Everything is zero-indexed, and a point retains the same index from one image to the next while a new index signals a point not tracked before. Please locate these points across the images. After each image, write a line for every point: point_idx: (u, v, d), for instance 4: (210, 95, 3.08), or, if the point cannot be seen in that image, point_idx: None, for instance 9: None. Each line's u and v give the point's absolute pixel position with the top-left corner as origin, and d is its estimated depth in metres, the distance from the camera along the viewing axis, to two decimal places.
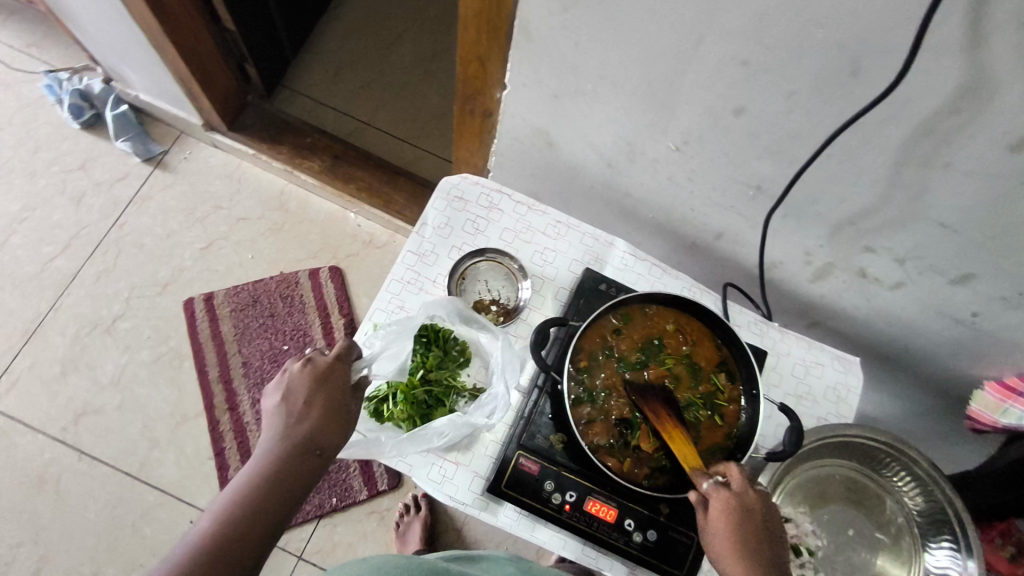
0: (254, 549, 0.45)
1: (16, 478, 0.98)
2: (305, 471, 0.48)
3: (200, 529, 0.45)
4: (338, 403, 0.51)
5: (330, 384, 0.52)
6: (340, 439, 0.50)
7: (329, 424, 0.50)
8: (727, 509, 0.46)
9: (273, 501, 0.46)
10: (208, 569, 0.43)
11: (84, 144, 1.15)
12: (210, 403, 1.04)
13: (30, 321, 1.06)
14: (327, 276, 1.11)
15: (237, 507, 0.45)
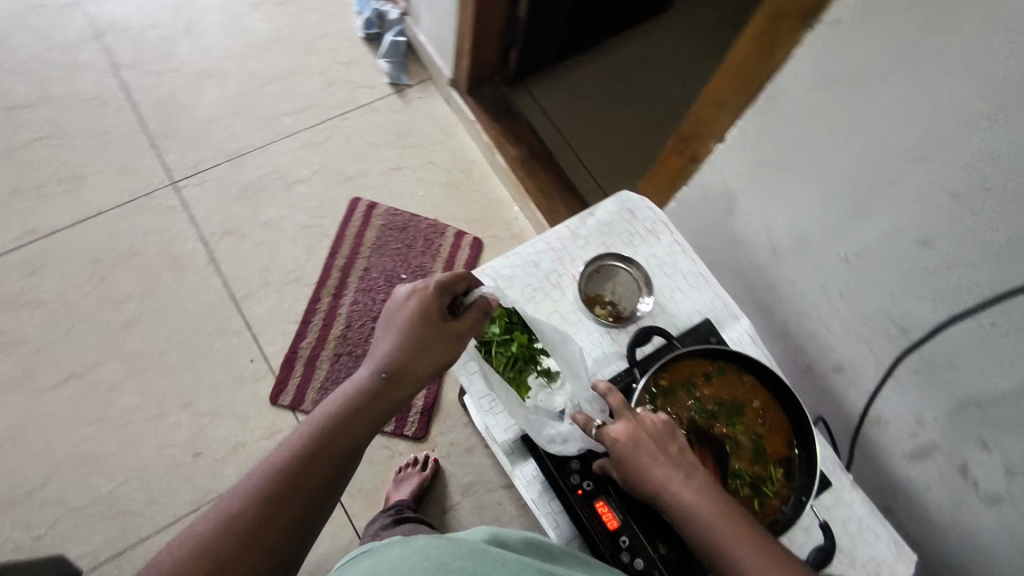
0: (339, 458, 0.51)
1: (162, 251, 1.15)
2: (390, 390, 0.55)
3: (297, 435, 0.51)
4: (428, 332, 0.56)
5: (422, 312, 0.57)
6: (429, 371, 0.56)
7: (416, 349, 0.56)
8: (637, 445, 0.49)
9: (362, 420, 0.53)
10: (298, 475, 0.49)
11: (357, 48, 1.35)
12: (322, 283, 1.16)
13: (241, 147, 1.25)
14: (468, 242, 1.20)
15: (330, 421, 0.52)
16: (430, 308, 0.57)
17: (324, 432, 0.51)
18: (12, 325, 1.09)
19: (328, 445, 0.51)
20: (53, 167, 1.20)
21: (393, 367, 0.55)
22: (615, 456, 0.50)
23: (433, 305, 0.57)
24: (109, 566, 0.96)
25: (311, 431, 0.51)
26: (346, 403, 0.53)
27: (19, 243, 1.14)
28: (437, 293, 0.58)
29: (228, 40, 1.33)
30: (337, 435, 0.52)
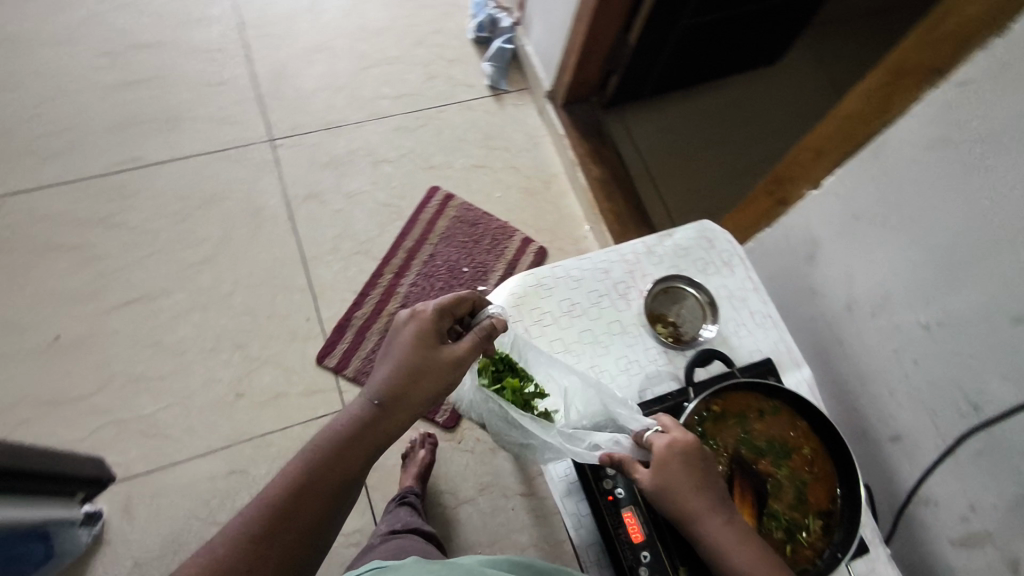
0: (345, 477, 0.53)
1: (245, 202, 1.18)
2: (386, 414, 0.56)
3: (302, 456, 0.53)
4: (423, 355, 0.57)
5: (418, 336, 0.58)
6: (433, 391, 0.57)
7: (413, 371, 0.57)
8: (688, 460, 0.50)
9: (367, 441, 0.55)
10: (303, 496, 0.51)
11: (465, 48, 1.39)
12: (387, 259, 1.19)
13: (336, 118, 1.28)
14: (533, 251, 1.21)
15: (334, 442, 0.53)
16: (425, 331, 0.58)
17: (327, 452, 0.53)
18: (93, 240, 1.12)
19: (324, 469, 0.52)
20: (159, 104, 1.23)
21: (388, 390, 0.56)
22: (672, 463, 0.50)
23: (428, 329, 0.58)
24: (135, 483, 0.99)
25: (314, 453, 0.53)
26: (343, 429, 0.54)
27: (113, 167, 1.17)
28: (433, 319, 0.59)
29: (346, 18, 1.37)
30: (332, 461, 0.53)
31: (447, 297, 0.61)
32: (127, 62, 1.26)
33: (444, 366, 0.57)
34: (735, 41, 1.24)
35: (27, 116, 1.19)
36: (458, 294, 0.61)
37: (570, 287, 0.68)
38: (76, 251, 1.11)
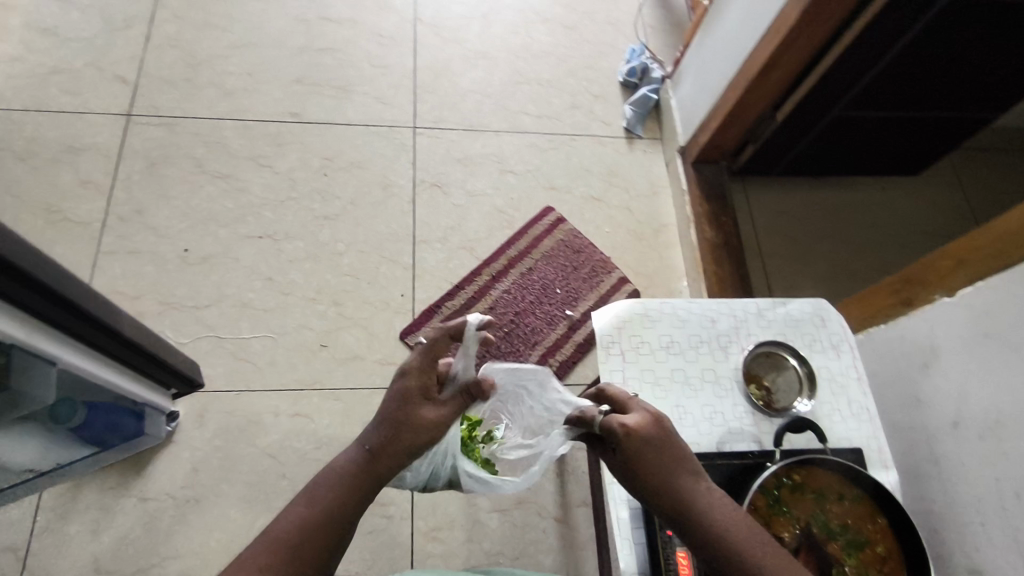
0: (343, 524, 0.54)
1: (377, 175, 1.27)
2: (374, 465, 0.57)
3: (301, 504, 0.54)
4: (410, 410, 0.59)
5: (402, 394, 0.59)
6: (423, 442, 0.59)
7: (399, 427, 0.58)
8: (647, 442, 0.51)
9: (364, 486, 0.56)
10: (305, 543, 0.51)
11: (612, 88, 1.45)
12: (488, 261, 1.23)
13: (478, 123, 1.36)
14: (627, 292, 1.23)
15: (331, 490, 0.55)
16: (409, 390, 0.60)
17: (327, 500, 0.54)
18: (242, 174, 1.23)
19: (327, 519, 0.53)
20: (330, 73, 1.35)
21: (376, 443, 0.58)
22: (633, 443, 0.51)
23: (411, 387, 0.60)
24: (214, 397, 1.07)
25: (314, 505, 0.54)
26: (332, 482, 0.55)
27: (277, 118, 1.29)
28: (416, 376, 0.60)
29: (511, 37, 1.47)
30: (326, 511, 0.53)
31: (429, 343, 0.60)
32: (314, 31, 1.39)
33: (425, 425, 0.59)
34: (883, 145, 1.23)
35: (220, 55, 1.34)
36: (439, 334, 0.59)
37: (675, 325, 0.70)
38: (226, 181, 1.22)
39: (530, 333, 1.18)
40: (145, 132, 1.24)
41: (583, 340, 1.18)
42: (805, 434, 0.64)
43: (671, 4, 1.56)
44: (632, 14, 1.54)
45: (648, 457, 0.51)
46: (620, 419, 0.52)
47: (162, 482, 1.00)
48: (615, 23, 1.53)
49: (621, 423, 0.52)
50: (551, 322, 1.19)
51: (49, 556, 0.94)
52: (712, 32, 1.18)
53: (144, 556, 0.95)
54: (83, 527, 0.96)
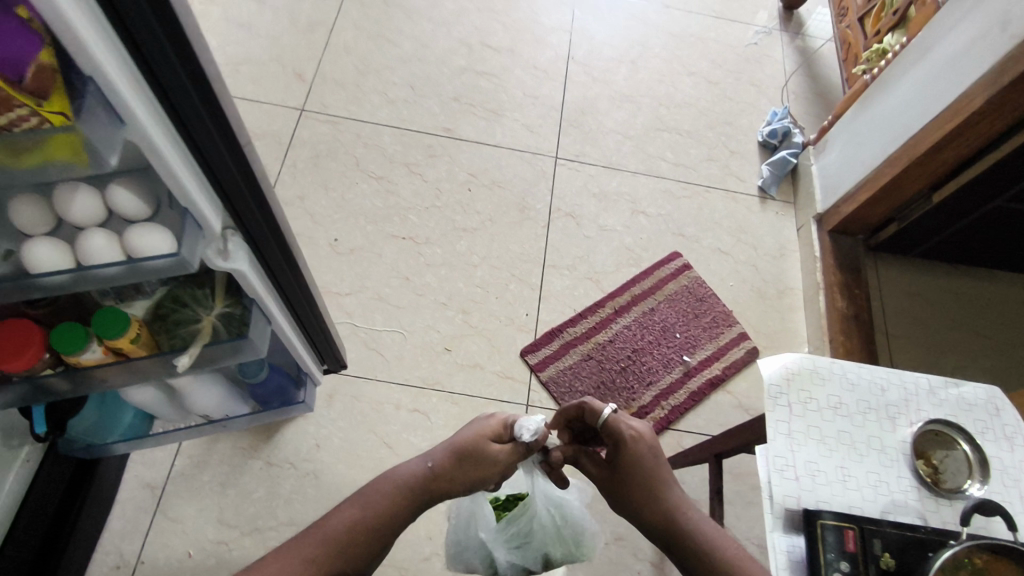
0: (387, 527, 0.66)
1: (516, 196, 1.33)
2: (428, 486, 0.68)
3: (356, 509, 0.66)
4: (483, 445, 0.70)
5: (478, 430, 0.71)
6: (469, 478, 0.69)
7: (465, 459, 0.69)
8: (639, 448, 0.70)
9: (411, 501, 0.68)
10: (359, 534, 0.64)
11: (750, 146, 1.47)
12: (612, 295, 1.25)
13: (617, 162, 1.40)
14: (746, 347, 1.23)
15: (384, 497, 0.67)
16: (484, 428, 0.72)
17: (382, 505, 0.67)
18: (395, 178, 1.31)
19: (373, 521, 0.65)
20: (485, 97, 1.43)
21: (439, 464, 0.69)
22: (634, 447, 0.69)
23: (488, 429, 0.72)
24: (344, 380, 1.12)
25: (367, 510, 0.66)
26: (387, 488, 0.68)
27: (432, 131, 1.37)
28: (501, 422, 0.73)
29: (657, 85, 1.52)
30: (374, 517, 0.66)
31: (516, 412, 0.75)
32: (474, 55, 1.48)
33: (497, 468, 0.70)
34: None
35: (388, 66, 1.44)
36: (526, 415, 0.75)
37: (844, 387, 0.70)
38: (379, 182, 1.30)
39: (645, 372, 1.19)
40: (315, 126, 1.35)
41: (698, 388, 1.18)
42: (976, 520, 0.63)
43: (817, 74, 1.58)
44: (777, 79, 1.57)
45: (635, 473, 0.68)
46: (626, 427, 0.70)
47: (288, 451, 1.06)
48: (759, 84, 1.55)
49: (625, 432, 0.70)
50: (667, 365, 1.20)
51: (181, 499, 1.01)
52: (873, 108, 1.19)
53: (263, 518, 1.01)
54: (213, 479, 1.03)
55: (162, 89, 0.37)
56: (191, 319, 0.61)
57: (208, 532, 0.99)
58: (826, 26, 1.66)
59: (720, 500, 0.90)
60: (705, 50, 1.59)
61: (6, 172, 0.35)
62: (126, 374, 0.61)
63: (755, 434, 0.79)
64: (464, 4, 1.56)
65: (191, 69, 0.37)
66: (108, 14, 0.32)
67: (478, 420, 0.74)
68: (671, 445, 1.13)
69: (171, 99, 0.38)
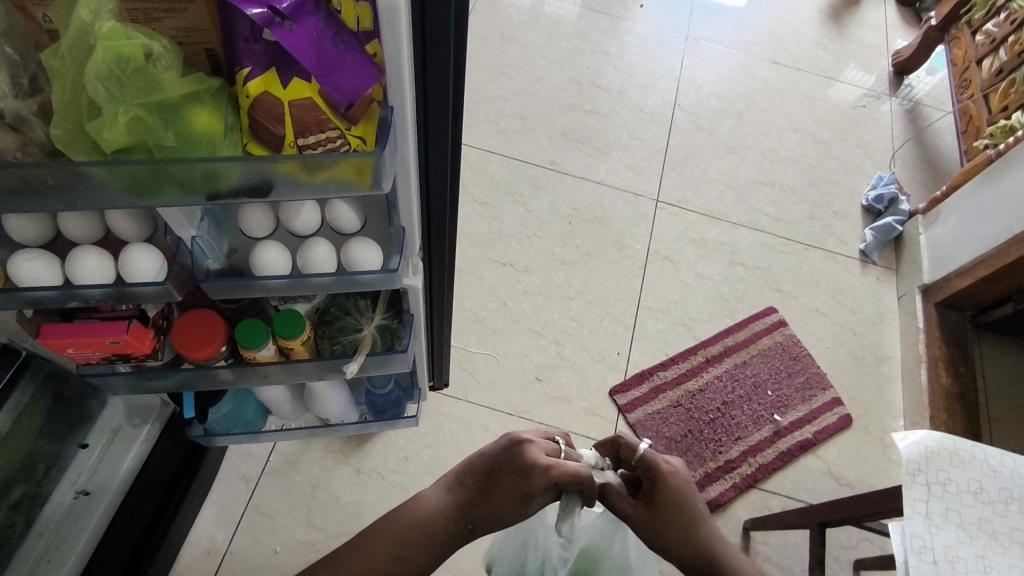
0: (418, 564, 0.72)
1: (616, 234, 1.34)
2: (462, 534, 0.73)
3: (392, 540, 0.72)
4: (512, 496, 0.70)
5: (508, 471, 0.71)
6: (487, 525, 0.73)
7: (499, 515, 0.71)
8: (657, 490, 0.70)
9: (437, 538, 0.72)
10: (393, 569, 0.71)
11: (853, 210, 1.45)
12: (705, 343, 1.24)
13: (717, 210, 1.40)
14: (840, 414, 1.19)
15: (413, 532, 0.72)
16: (526, 491, 0.69)
17: (412, 541, 0.72)
18: (499, 206, 1.34)
19: (405, 558, 0.71)
20: (591, 134, 1.46)
21: (464, 504, 0.74)
22: (658, 487, 0.70)
23: (533, 494, 0.69)
24: (437, 398, 1.13)
25: (400, 544, 0.71)
26: (416, 525, 0.73)
27: (538, 163, 1.40)
28: (545, 486, 0.68)
29: (762, 139, 1.52)
30: (403, 550, 0.71)
31: (571, 470, 0.69)
32: (585, 94, 1.52)
33: (520, 516, 0.71)
34: None
35: (501, 98, 1.48)
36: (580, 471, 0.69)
37: (985, 472, 0.68)
38: (484, 208, 1.34)
39: (734, 427, 1.17)
40: None
41: (788, 449, 1.15)
42: None
43: (927, 143, 1.55)
44: (883, 145, 1.55)
45: (665, 489, 0.70)
46: (657, 465, 0.71)
47: (377, 461, 1.06)
48: (865, 147, 1.54)
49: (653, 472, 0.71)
50: (757, 422, 1.18)
51: (272, 495, 1.02)
52: (999, 184, 1.16)
53: (350, 524, 1.01)
54: (304, 480, 1.03)
55: (427, 113, 0.40)
56: (352, 328, 0.63)
57: (296, 532, 1.00)
58: (938, 95, 1.64)
59: (821, 569, 0.87)
60: (812, 108, 1.59)
61: (292, 186, 0.38)
62: (285, 372, 0.63)
63: (867, 509, 0.76)
64: (578, 44, 1.60)
65: (457, 97, 0.40)
66: (419, 38, 0.35)
67: (520, 473, 0.70)
68: (757, 504, 1.10)
69: (430, 120, 0.41)
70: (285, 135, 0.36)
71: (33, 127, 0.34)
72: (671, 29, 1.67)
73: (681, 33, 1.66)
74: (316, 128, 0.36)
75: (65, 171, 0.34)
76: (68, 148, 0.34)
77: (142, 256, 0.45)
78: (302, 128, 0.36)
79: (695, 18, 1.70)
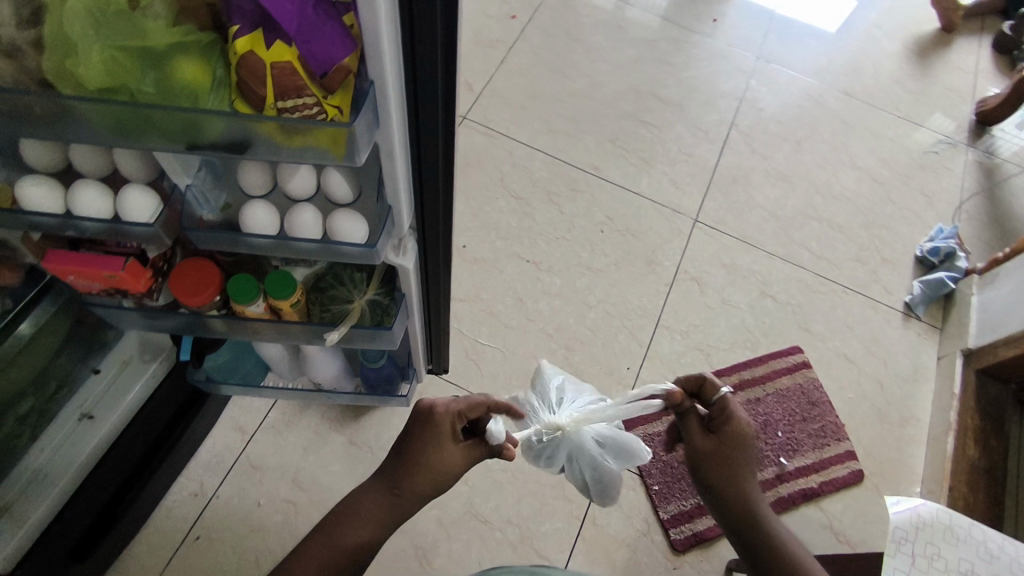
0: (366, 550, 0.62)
1: (648, 248, 1.31)
2: (398, 510, 0.64)
3: (334, 525, 0.62)
4: (428, 449, 0.64)
5: (414, 428, 0.65)
6: (421, 492, 0.64)
7: (427, 476, 0.64)
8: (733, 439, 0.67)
9: (375, 518, 0.63)
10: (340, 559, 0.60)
11: (904, 259, 1.37)
12: (720, 372, 1.20)
13: (757, 239, 1.35)
14: (851, 469, 1.14)
15: (350, 517, 0.63)
16: (435, 439, 0.64)
17: (353, 525, 0.62)
18: (534, 203, 1.34)
19: (348, 543, 0.61)
20: (639, 144, 1.44)
21: (389, 474, 0.65)
22: (731, 434, 0.67)
23: (444, 439, 0.64)
24: (438, 383, 1.13)
25: (342, 529, 0.62)
26: (355, 501, 0.64)
27: (580, 165, 1.39)
28: (450, 425, 0.65)
29: (818, 172, 1.46)
30: (347, 536, 0.62)
31: (469, 399, 0.66)
32: (640, 102, 1.49)
33: (451, 476, 0.65)
34: None
35: (555, 95, 1.47)
36: (475, 399, 0.66)
37: (979, 555, 0.63)
38: (518, 202, 1.33)
39: None
40: (471, 136, 1.40)
41: (788, 495, 1.10)
42: None
43: (1000, 201, 1.45)
44: (951, 196, 1.46)
45: (736, 440, 0.67)
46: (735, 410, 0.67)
47: (370, 434, 1.08)
48: (929, 196, 1.45)
49: (731, 418, 0.67)
50: (761, 462, 1.14)
51: (264, 450, 1.05)
52: None
53: (332, 491, 1.03)
54: (297, 441, 1.06)
55: (415, 94, 0.40)
56: (343, 298, 0.64)
57: (280, 489, 1.02)
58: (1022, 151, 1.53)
59: None
60: (878, 146, 1.51)
61: (272, 147, 0.39)
62: (273, 330, 0.65)
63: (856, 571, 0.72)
64: (642, 51, 1.57)
65: (448, 81, 0.40)
66: (404, 15, 0.35)
67: (422, 422, 0.65)
68: None
69: (419, 100, 0.41)
70: (265, 97, 0.36)
71: (28, 57, 0.36)
72: (743, 47, 1.62)
73: (753, 52, 1.61)
74: (294, 93, 0.36)
75: (54, 102, 0.36)
76: (60, 83, 0.36)
77: (138, 194, 0.47)
78: (281, 91, 0.36)
79: (770, 38, 1.64)
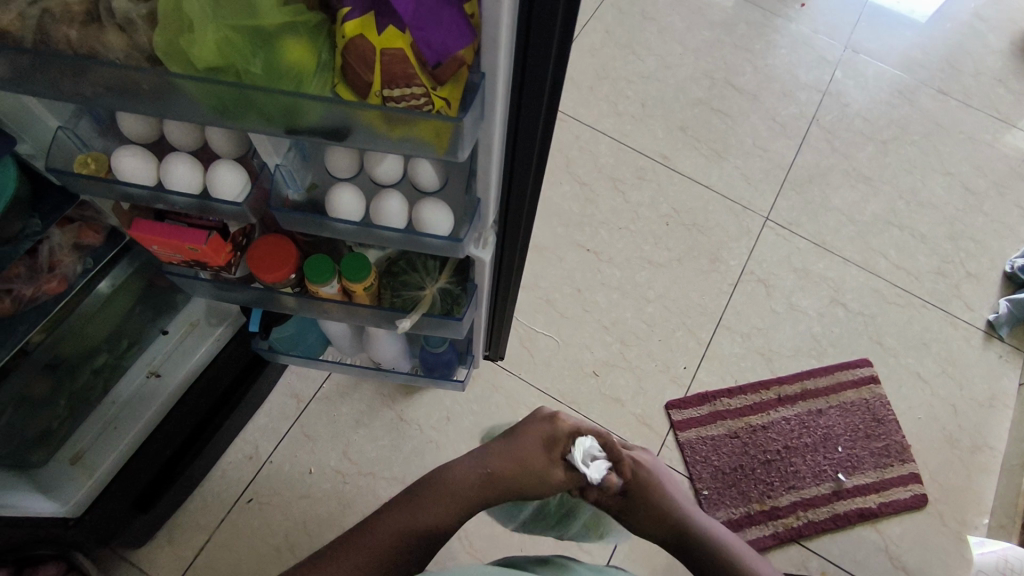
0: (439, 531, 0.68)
1: (714, 244, 1.26)
2: (486, 497, 0.70)
3: (415, 506, 0.68)
4: (537, 455, 0.70)
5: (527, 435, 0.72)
6: (512, 487, 0.70)
7: (525, 474, 0.70)
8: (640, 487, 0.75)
9: (462, 505, 0.69)
10: (415, 537, 0.66)
11: (991, 274, 1.28)
12: (781, 380, 1.16)
13: (831, 242, 1.29)
14: (914, 492, 1.08)
15: (433, 500, 0.69)
16: (547, 445, 0.71)
17: (434, 506, 0.68)
18: (598, 189, 1.30)
19: (430, 523, 0.67)
20: (712, 134, 1.38)
21: (488, 468, 0.70)
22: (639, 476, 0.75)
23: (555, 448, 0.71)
24: (492, 368, 1.13)
25: (426, 511, 0.68)
26: (443, 480, 0.70)
27: (648, 153, 1.34)
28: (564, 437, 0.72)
29: (903, 175, 1.37)
30: (425, 517, 0.68)
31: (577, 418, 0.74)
32: (715, 90, 1.42)
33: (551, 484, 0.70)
34: None
35: (627, 78, 1.42)
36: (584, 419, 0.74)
37: None
38: (582, 188, 1.30)
39: (790, 474, 1.09)
40: None
41: (844, 513, 1.07)
42: None
43: None
44: None
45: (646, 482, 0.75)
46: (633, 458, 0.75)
47: (420, 413, 1.08)
48: None
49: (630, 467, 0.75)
50: (817, 476, 1.09)
51: (318, 419, 1.06)
52: None
53: (381, 465, 1.04)
54: (349, 413, 1.07)
55: (522, 86, 0.38)
56: (415, 285, 0.63)
57: (331, 459, 1.04)
58: None
59: None
60: (972, 151, 1.41)
61: (370, 135, 0.37)
62: (343, 311, 0.65)
63: None
64: (721, 35, 1.50)
65: (558, 71, 0.37)
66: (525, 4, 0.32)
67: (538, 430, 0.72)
68: (795, 560, 1.03)
69: (524, 92, 0.38)
70: (372, 83, 0.35)
71: (139, 31, 0.35)
72: (830, 36, 1.52)
73: (840, 42, 1.51)
74: (403, 82, 0.34)
75: (160, 77, 0.35)
76: (167, 58, 0.35)
77: (228, 173, 0.47)
78: (389, 79, 0.34)
79: (861, 27, 1.54)
